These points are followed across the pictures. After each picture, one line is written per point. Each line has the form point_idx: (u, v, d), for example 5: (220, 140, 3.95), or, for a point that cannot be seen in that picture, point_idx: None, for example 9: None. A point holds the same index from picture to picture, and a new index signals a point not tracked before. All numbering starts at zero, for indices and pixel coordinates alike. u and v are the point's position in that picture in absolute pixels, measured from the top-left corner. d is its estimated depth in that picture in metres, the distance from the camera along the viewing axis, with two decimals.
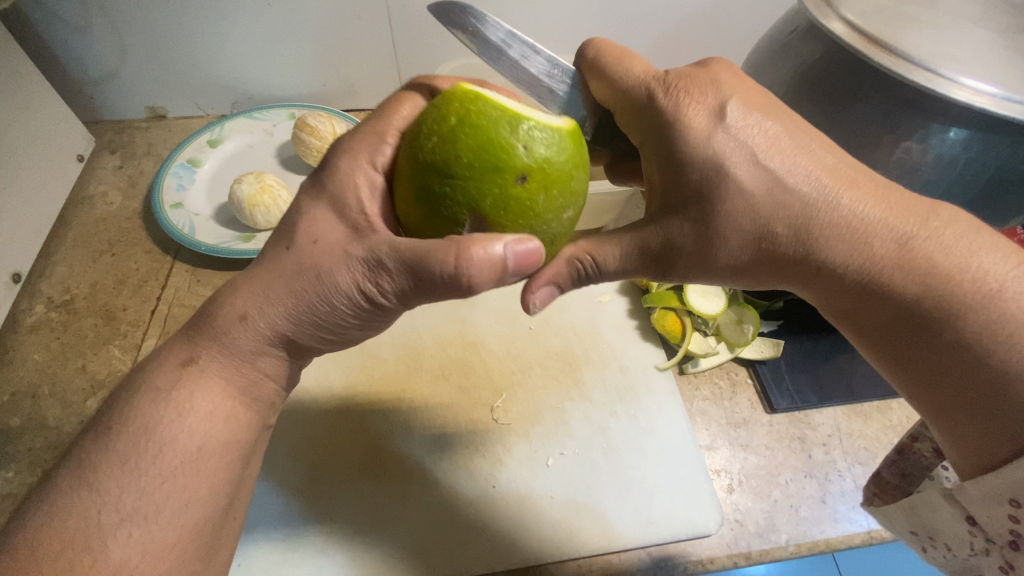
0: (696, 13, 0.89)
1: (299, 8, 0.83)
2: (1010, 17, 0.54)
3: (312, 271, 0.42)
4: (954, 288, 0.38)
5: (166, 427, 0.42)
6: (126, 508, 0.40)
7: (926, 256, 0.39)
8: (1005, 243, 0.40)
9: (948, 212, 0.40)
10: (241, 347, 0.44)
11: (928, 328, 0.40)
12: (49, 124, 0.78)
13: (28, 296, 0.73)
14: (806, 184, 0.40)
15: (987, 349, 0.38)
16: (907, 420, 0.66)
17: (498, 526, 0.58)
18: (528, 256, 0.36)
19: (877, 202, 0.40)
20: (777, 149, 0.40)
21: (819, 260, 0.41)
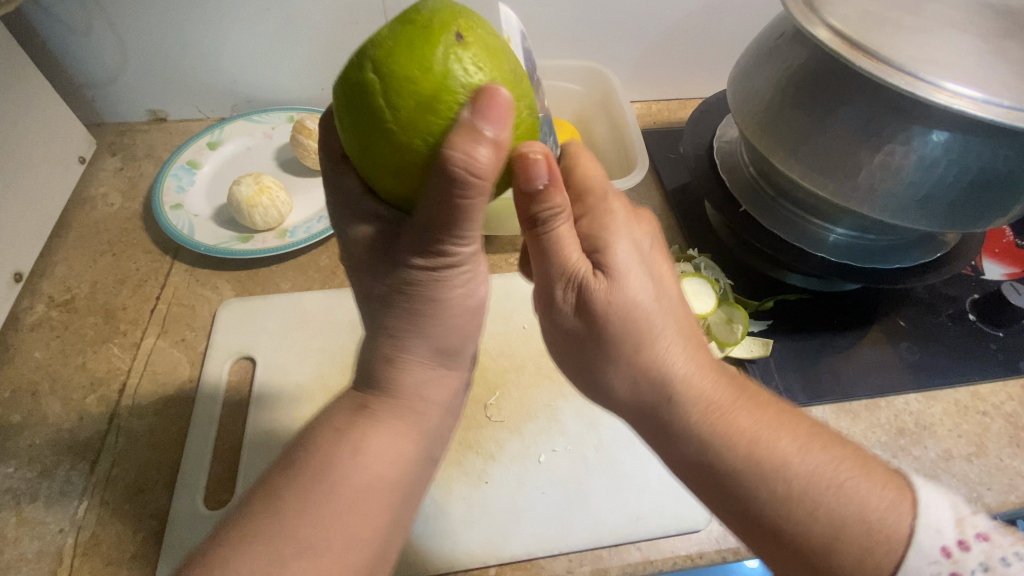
0: (689, 18, 0.91)
1: (298, 14, 0.85)
2: (992, 22, 0.55)
3: (400, 290, 0.41)
4: (760, 450, 0.42)
5: (344, 465, 0.40)
6: (302, 542, 0.38)
7: (732, 422, 0.43)
8: (799, 417, 0.45)
9: (758, 391, 0.47)
10: (409, 384, 0.43)
11: (737, 475, 0.42)
12: (52, 126, 0.80)
13: (30, 295, 0.74)
14: (666, 334, 0.45)
15: (798, 507, 0.40)
16: (895, 418, 0.67)
17: (489, 522, 0.59)
18: (497, 107, 0.32)
19: (708, 375, 0.45)
20: (661, 287, 0.46)
21: (665, 411, 0.45)
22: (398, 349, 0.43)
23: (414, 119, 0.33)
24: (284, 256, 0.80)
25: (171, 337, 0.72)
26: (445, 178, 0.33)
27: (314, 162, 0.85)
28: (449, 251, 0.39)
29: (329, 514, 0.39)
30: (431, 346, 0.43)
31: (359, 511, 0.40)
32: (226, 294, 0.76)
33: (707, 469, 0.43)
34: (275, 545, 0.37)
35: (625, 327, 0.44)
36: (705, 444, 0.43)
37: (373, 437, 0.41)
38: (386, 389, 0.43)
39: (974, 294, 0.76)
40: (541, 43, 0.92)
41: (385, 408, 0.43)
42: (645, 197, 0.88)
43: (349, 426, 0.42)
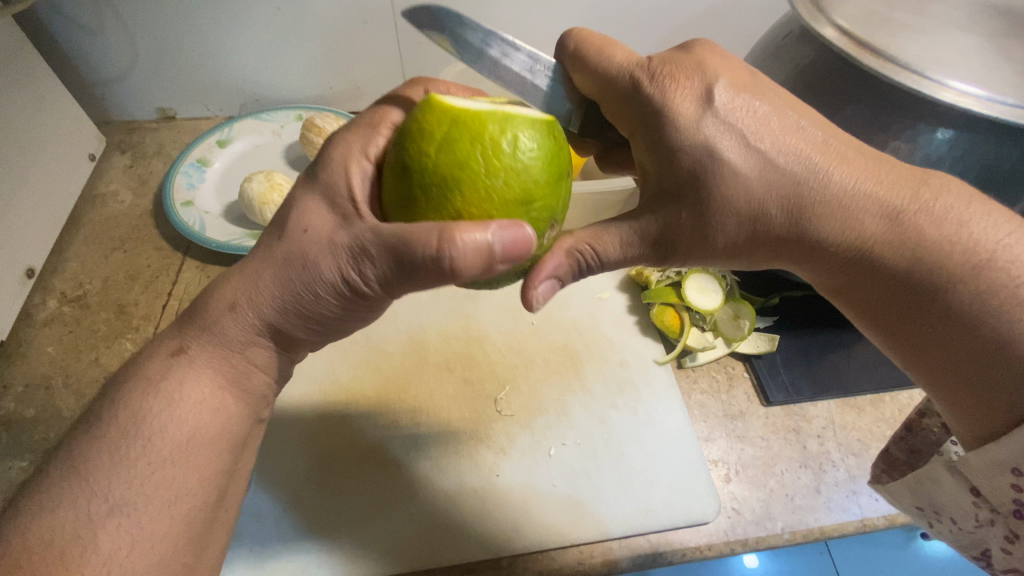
0: (695, 18, 0.91)
1: (308, 13, 0.85)
2: (995, 22, 0.56)
3: (300, 259, 0.44)
4: (935, 242, 0.41)
5: (158, 419, 0.43)
6: (115, 499, 0.40)
7: (913, 226, 0.41)
8: (992, 209, 0.41)
9: (939, 182, 0.42)
10: (232, 337, 0.46)
11: (923, 296, 0.42)
12: (62, 124, 0.80)
13: (42, 291, 0.75)
14: (794, 160, 0.42)
15: (990, 304, 0.40)
16: (899, 413, 0.68)
17: (500, 514, 0.60)
18: (518, 244, 0.37)
19: (871, 177, 0.42)
20: (766, 127, 0.42)
21: (827, 244, 0.43)
22: (247, 307, 0.45)
23: (454, 143, 0.36)
24: None
25: None
26: (428, 257, 0.37)
27: None
28: (359, 286, 0.44)
29: (136, 472, 0.41)
30: (274, 322, 0.46)
31: (182, 466, 0.43)
32: None
33: (884, 287, 0.43)
34: (94, 494, 0.40)
35: (765, 186, 0.42)
36: (873, 255, 0.42)
37: (192, 388, 0.45)
38: (212, 334, 0.46)
39: None
40: (548, 42, 0.93)
41: (203, 354, 0.46)
42: None
43: (162, 377, 0.45)
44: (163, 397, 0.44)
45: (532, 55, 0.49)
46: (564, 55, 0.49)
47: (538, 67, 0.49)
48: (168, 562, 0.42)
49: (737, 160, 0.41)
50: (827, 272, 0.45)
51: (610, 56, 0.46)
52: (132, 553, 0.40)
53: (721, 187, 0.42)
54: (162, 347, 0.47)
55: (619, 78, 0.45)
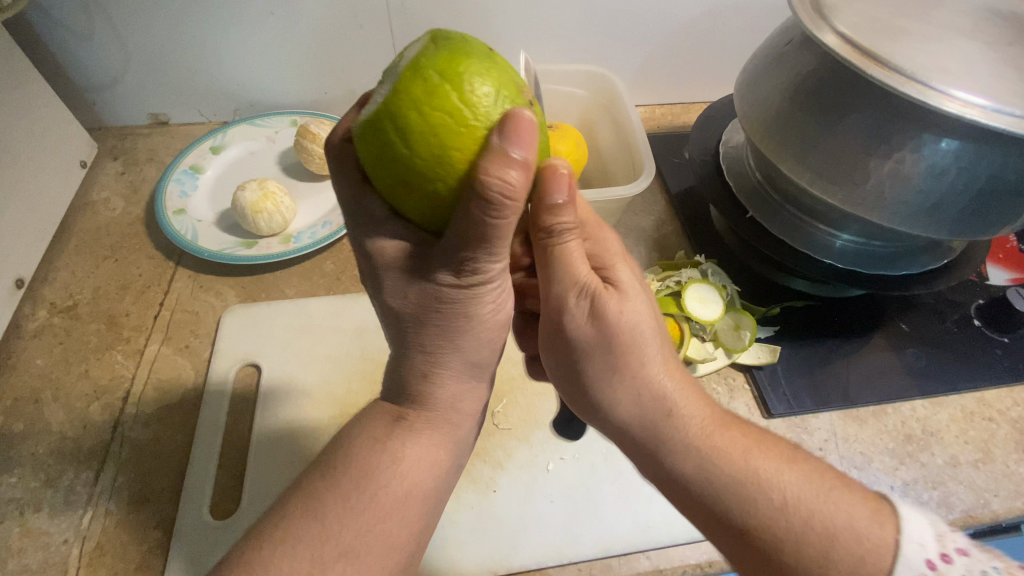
0: (693, 22, 0.91)
1: (301, 18, 0.84)
2: (999, 30, 0.55)
3: (433, 304, 0.41)
4: (736, 461, 0.44)
5: (383, 473, 0.42)
6: (344, 545, 0.39)
7: (727, 451, 0.45)
8: (789, 446, 0.47)
9: (751, 425, 0.48)
10: (441, 399, 0.44)
11: (735, 511, 0.43)
12: (52, 130, 0.79)
13: (32, 301, 0.74)
14: (656, 361, 0.46)
15: (786, 534, 0.42)
16: (901, 424, 0.67)
17: (496, 531, 0.58)
18: (528, 129, 0.33)
19: (704, 403, 0.47)
20: (647, 310, 0.47)
21: (664, 429, 0.46)
22: (432, 364, 0.44)
23: (407, 122, 0.33)
24: (288, 261, 0.80)
25: (176, 344, 0.71)
26: (479, 208, 0.34)
27: (318, 167, 0.85)
28: (480, 276, 0.39)
29: (357, 520, 0.40)
30: (461, 359, 0.44)
31: (399, 517, 0.42)
32: (230, 301, 0.76)
33: (707, 509, 0.45)
34: (311, 554, 0.38)
35: (622, 356, 0.45)
36: (700, 470, 0.45)
37: (411, 447, 0.43)
38: (424, 403, 0.44)
39: (979, 300, 0.76)
40: (545, 47, 0.92)
41: (422, 421, 0.44)
42: (650, 202, 0.88)
43: (387, 438, 0.43)
44: None
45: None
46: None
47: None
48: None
49: (619, 324, 0.45)
50: (653, 459, 0.47)
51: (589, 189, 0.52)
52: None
53: (609, 331, 0.45)
54: (369, 411, 0.46)
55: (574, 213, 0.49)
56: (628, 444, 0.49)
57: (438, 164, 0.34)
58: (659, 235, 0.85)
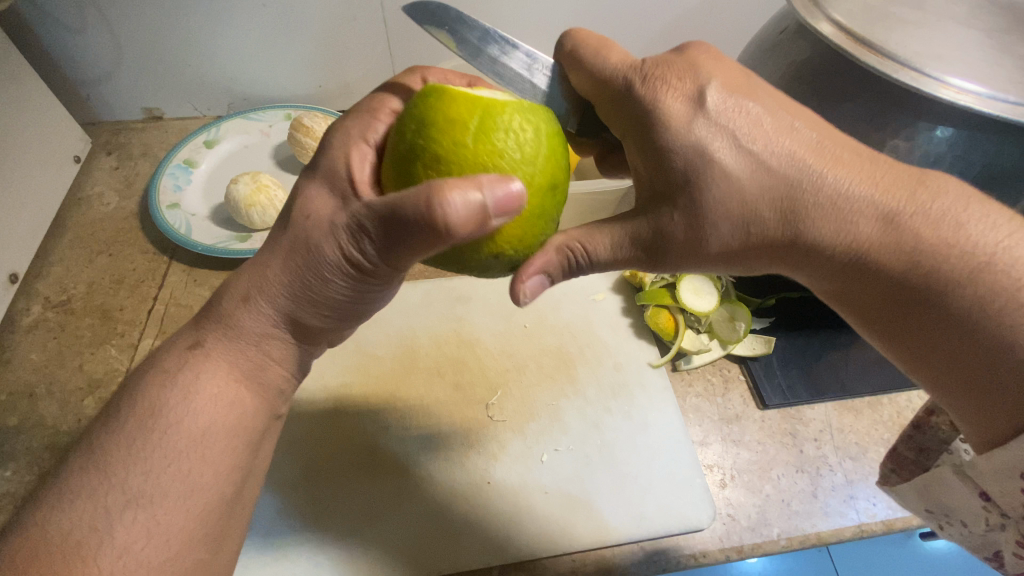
0: (689, 13, 0.90)
1: (295, 11, 0.84)
2: (996, 17, 0.54)
3: (304, 246, 0.42)
4: (930, 249, 0.38)
5: (174, 409, 0.42)
6: (131, 489, 0.40)
7: (913, 230, 0.39)
8: (986, 211, 0.39)
9: (938, 181, 0.40)
10: (249, 330, 0.45)
11: (922, 302, 0.39)
12: (45, 125, 0.78)
13: (26, 296, 0.74)
14: (783, 161, 0.40)
15: (985, 329, 0.37)
16: (897, 415, 0.67)
17: (491, 522, 0.59)
18: (509, 199, 0.34)
19: (867, 181, 0.40)
20: (759, 130, 0.40)
21: (814, 243, 0.40)
22: (258, 295, 0.44)
23: (446, 124, 0.36)
24: None
25: None
26: (421, 216, 0.34)
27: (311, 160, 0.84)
28: (363, 261, 0.41)
29: (155, 458, 0.41)
30: (286, 312, 0.45)
31: (196, 455, 0.42)
32: None
33: (890, 296, 0.40)
34: (110, 476, 0.40)
35: (746, 199, 0.40)
36: (879, 266, 0.40)
37: (205, 380, 0.44)
38: (230, 330, 0.45)
39: None
40: (541, 39, 0.92)
41: (223, 351, 0.45)
42: None
43: (178, 367, 0.44)
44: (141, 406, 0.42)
45: (530, 54, 0.48)
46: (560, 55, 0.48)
47: (536, 65, 0.48)
48: (183, 557, 0.40)
49: (729, 198, 0.40)
50: (805, 265, 0.42)
51: (601, 61, 0.44)
52: (147, 546, 0.39)
53: (715, 198, 0.40)
54: (179, 341, 0.46)
55: (620, 83, 0.43)
56: (758, 262, 0.43)
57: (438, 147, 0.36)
58: None
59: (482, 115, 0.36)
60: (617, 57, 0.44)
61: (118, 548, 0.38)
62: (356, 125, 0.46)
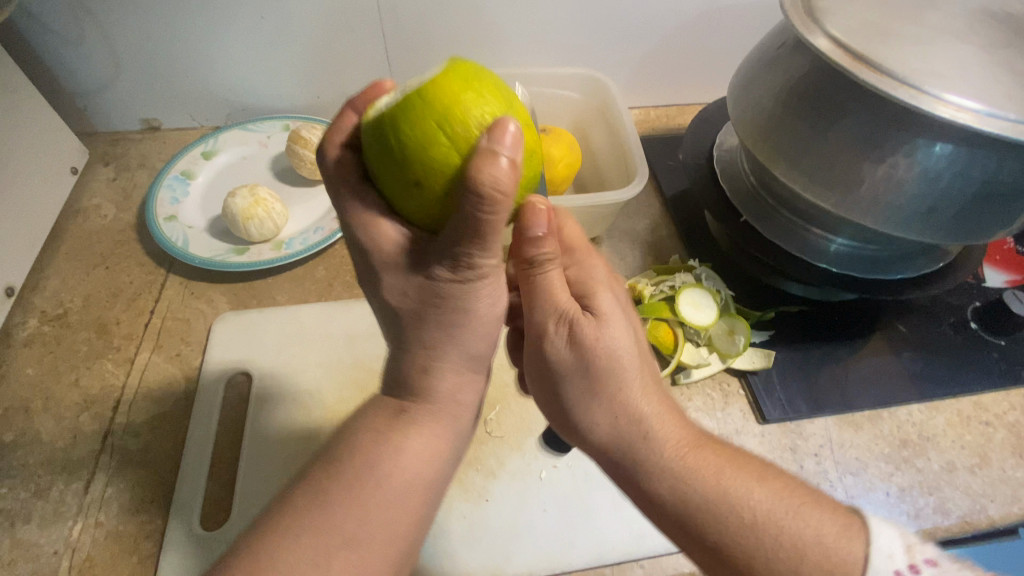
0: (686, 25, 0.90)
1: (293, 23, 0.84)
2: (992, 33, 0.54)
3: (434, 298, 0.41)
4: (728, 478, 0.43)
5: (389, 463, 0.41)
6: (347, 533, 0.39)
7: (702, 462, 0.44)
8: (765, 465, 0.45)
9: (725, 444, 0.47)
10: (442, 390, 0.44)
11: (698, 532, 0.43)
12: (42, 137, 0.78)
13: (22, 309, 0.73)
14: (633, 380, 0.46)
15: (760, 545, 0.41)
16: (897, 429, 0.67)
17: (489, 539, 0.58)
18: (517, 136, 0.35)
19: (669, 417, 0.46)
20: (631, 334, 0.48)
21: (634, 456, 0.45)
22: (431, 361, 0.43)
23: (426, 145, 0.36)
24: (280, 267, 0.79)
25: (166, 352, 0.71)
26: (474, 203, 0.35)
27: (309, 172, 0.84)
28: (477, 272, 0.40)
29: (360, 511, 0.39)
30: (463, 358, 0.44)
31: (401, 508, 0.41)
32: (222, 308, 0.75)
33: (680, 523, 0.44)
34: (323, 539, 0.38)
35: (608, 390, 0.45)
36: (678, 485, 0.44)
37: (414, 436, 0.42)
38: (427, 397, 0.43)
39: (975, 303, 0.75)
40: (538, 51, 0.92)
41: (426, 414, 0.43)
42: (644, 206, 0.88)
43: (389, 429, 0.42)
44: None
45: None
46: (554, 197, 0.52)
47: None
48: None
49: (602, 359, 0.45)
50: (624, 484, 0.47)
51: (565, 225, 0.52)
52: None
53: (589, 359, 0.45)
54: None
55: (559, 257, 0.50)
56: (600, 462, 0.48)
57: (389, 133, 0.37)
58: (654, 239, 0.84)
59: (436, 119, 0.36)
60: (570, 228, 0.52)
61: None
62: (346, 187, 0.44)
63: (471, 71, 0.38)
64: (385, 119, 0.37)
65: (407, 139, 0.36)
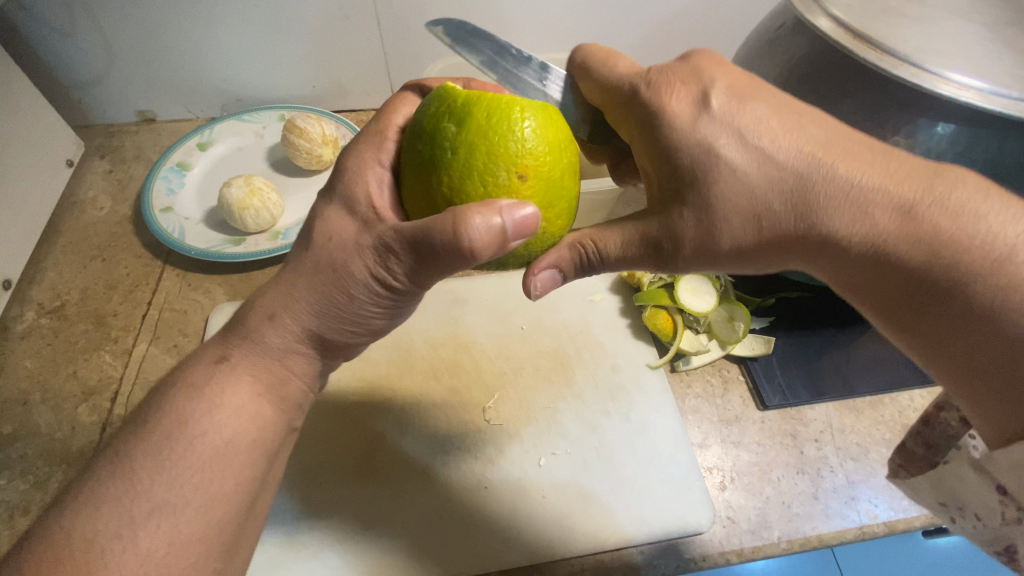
0: (685, 9, 0.89)
1: (287, 11, 0.82)
2: (997, 10, 0.53)
3: (330, 266, 0.43)
4: (955, 242, 0.38)
5: (201, 421, 0.42)
6: (155, 500, 0.39)
7: (926, 225, 0.38)
8: (1007, 200, 0.39)
9: (952, 177, 0.40)
10: (273, 345, 0.46)
11: (929, 300, 0.40)
12: (36, 130, 0.78)
13: (20, 302, 0.73)
14: (796, 160, 0.40)
15: (1009, 319, 0.37)
16: (899, 415, 0.66)
17: (490, 527, 0.58)
18: (524, 221, 0.35)
19: (879, 176, 0.40)
20: (763, 124, 0.41)
21: (822, 239, 0.41)
22: (293, 321, 0.45)
23: (450, 186, 0.37)
24: (277, 258, 0.79)
25: (164, 343, 0.71)
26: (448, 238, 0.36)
27: (305, 162, 0.83)
28: (390, 281, 0.43)
29: (171, 474, 0.40)
30: (315, 329, 0.46)
31: (221, 469, 0.42)
32: (219, 299, 0.75)
33: (897, 291, 0.41)
34: (136, 498, 0.39)
35: (773, 185, 0.40)
36: (890, 261, 0.40)
37: (230, 394, 0.44)
38: (257, 346, 0.45)
39: None
40: (537, 37, 0.91)
41: (249, 365, 0.45)
42: None
43: (209, 380, 0.44)
44: (146, 416, 0.43)
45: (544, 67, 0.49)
46: (574, 68, 0.49)
47: (550, 77, 0.49)
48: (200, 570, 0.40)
49: (736, 165, 0.40)
50: (779, 253, 0.43)
51: (608, 66, 0.46)
52: (169, 554, 0.39)
53: (722, 191, 0.40)
54: (207, 356, 0.46)
55: (621, 83, 0.45)
56: (773, 261, 0.44)
57: (461, 118, 0.36)
58: None
59: (466, 160, 0.36)
60: (624, 63, 0.46)
61: (141, 557, 0.38)
62: (368, 148, 0.47)
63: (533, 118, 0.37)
64: (436, 122, 0.38)
65: (436, 170, 0.37)
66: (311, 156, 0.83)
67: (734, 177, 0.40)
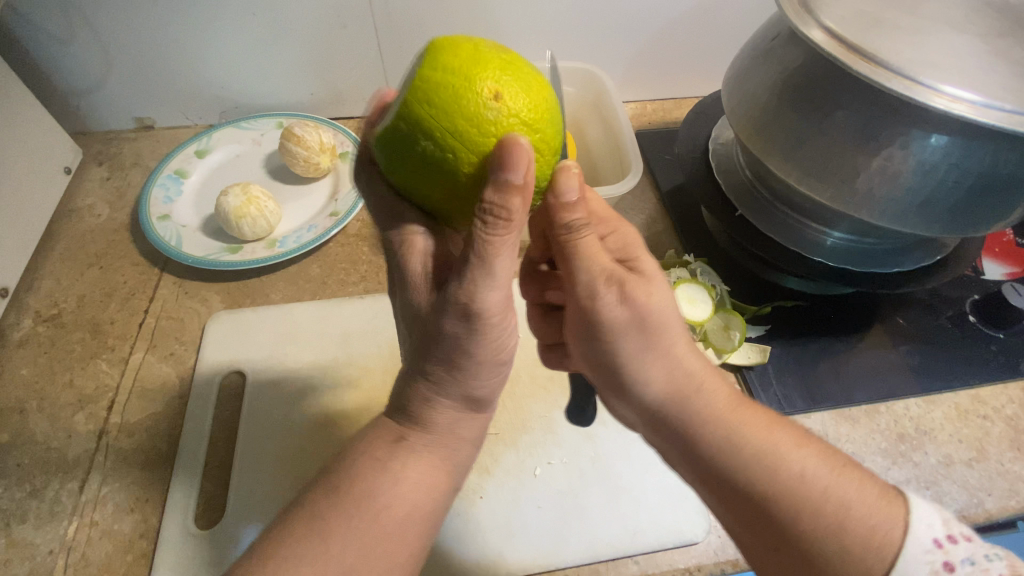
0: (681, 17, 0.89)
1: (284, 19, 0.83)
2: (989, 22, 0.54)
3: (432, 335, 0.41)
4: (764, 450, 0.43)
5: (383, 494, 0.41)
6: (347, 566, 0.38)
7: (744, 428, 0.44)
8: (802, 432, 0.45)
9: (759, 405, 0.47)
10: (441, 422, 0.44)
11: (741, 489, 0.43)
12: (34, 136, 0.78)
13: (17, 309, 0.73)
14: (663, 334, 0.46)
15: (806, 523, 0.41)
16: (895, 424, 0.66)
17: (485, 538, 0.58)
18: (525, 144, 0.34)
19: (708, 381, 0.46)
20: (661, 303, 0.46)
21: (662, 406, 0.46)
22: (433, 393, 0.43)
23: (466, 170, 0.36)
24: (274, 266, 0.79)
25: (160, 352, 0.71)
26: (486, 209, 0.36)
27: (302, 169, 0.84)
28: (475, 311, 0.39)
29: (354, 538, 0.39)
30: (455, 389, 0.43)
31: (399, 538, 0.40)
32: (215, 308, 0.75)
33: (718, 480, 0.44)
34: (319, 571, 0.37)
35: (643, 343, 0.45)
36: (707, 450, 0.44)
37: (410, 467, 0.42)
38: (423, 426, 0.44)
39: (974, 296, 0.75)
40: (533, 44, 0.91)
41: (421, 443, 0.44)
42: (640, 201, 0.87)
43: (388, 457, 0.42)
44: None
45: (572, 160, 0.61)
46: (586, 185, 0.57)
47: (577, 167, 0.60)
48: None
49: (640, 314, 0.45)
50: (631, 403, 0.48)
51: (592, 198, 0.52)
52: None
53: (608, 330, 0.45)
54: None
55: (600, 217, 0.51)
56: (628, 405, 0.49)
57: (405, 120, 0.35)
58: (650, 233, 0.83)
59: (450, 139, 0.35)
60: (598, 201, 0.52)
61: None
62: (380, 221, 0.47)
63: (448, 65, 0.35)
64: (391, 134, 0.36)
65: (433, 166, 0.36)
66: (308, 164, 0.83)
67: (607, 347, 0.46)
